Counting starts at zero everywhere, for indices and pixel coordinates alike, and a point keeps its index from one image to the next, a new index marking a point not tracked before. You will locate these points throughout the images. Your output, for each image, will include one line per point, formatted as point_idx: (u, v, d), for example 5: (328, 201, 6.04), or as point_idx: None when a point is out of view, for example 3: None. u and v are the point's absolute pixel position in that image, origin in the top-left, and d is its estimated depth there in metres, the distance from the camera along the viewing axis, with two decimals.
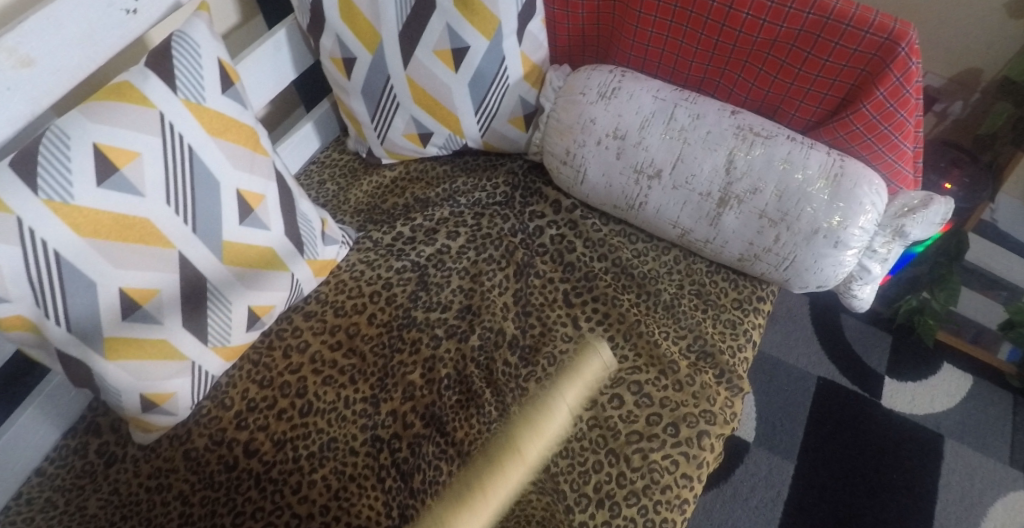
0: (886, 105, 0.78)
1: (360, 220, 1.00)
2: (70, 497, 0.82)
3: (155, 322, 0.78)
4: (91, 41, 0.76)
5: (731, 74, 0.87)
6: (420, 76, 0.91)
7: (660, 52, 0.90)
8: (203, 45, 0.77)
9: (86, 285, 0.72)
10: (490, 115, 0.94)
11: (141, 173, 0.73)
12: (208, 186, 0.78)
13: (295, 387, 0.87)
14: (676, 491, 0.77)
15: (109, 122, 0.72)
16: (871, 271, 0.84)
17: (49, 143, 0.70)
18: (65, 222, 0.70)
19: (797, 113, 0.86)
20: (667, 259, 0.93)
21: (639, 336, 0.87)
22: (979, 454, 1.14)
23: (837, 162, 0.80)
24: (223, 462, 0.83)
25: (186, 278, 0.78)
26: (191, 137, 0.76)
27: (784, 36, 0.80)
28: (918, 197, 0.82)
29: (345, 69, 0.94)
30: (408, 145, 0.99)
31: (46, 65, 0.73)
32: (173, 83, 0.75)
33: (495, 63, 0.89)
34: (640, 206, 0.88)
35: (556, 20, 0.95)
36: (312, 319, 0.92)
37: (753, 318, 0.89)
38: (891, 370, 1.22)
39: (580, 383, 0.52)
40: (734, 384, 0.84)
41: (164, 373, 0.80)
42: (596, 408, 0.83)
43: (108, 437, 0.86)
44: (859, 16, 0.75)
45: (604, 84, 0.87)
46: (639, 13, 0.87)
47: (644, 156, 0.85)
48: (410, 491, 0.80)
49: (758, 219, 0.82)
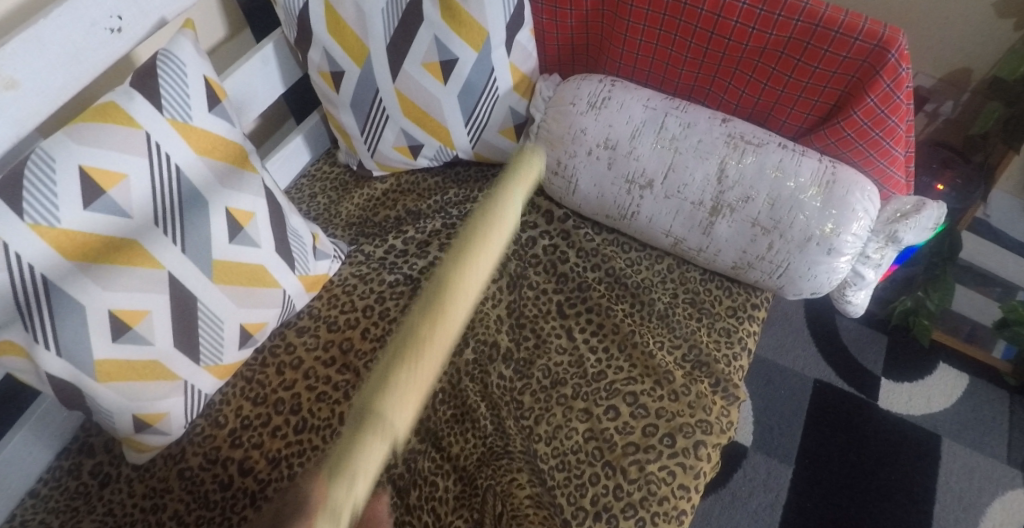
0: (877, 112, 0.78)
1: (352, 233, 1.00)
2: (64, 519, 0.82)
3: (146, 343, 0.77)
4: (76, 61, 0.75)
5: (721, 82, 0.86)
6: (409, 89, 0.90)
7: (649, 61, 0.89)
8: (188, 64, 0.77)
9: (74, 307, 0.72)
10: (481, 126, 0.94)
11: (128, 194, 0.73)
12: (197, 206, 0.77)
13: (289, 404, 0.86)
14: (673, 503, 0.77)
15: (95, 144, 0.71)
16: (864, 276, 0.84)
17: (34, 166, 0.69)
18: (52, 246, 0.69)
19: (788, 120, 0.86)
20: (661, 268, 0.93)
21: (633, 346, 0.87)
22: (977, 454, 1.14)
23: (828, 170, 0.80)
24: (218, 481, 0.82)
25: (176, 298, 0.77)
26: (178, 156, 0.76)
27: (773, 43, 0.79)
28: (912, 202, 0.82)
29: (334, 83, 0.93)
30: (398, 157, 0.99)
31: (31, 86, 0.72)
32: (159, 103, 0.74)
33: (484, 75, 0.89)
34: (633, 216, 0.88)
35: (545, 29, 0.94)
36: (305, 334, 0.91)
37: (748, 325, 0.89)
38: (887, 371, 1.21)
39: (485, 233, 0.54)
40: (729, 393, 0.84)
41: (157, 394, 0.79)
42: (592, 420, 0.83)
43: (102, 458, 0.86)
44: (847, 23, 0.75)
45: (594, 94, 0.87)
46: (628, 21, 0.86)
47: (635, 166, 0.84)
48: (406, 508, 0.79)
49: (751, 227, 0.81)
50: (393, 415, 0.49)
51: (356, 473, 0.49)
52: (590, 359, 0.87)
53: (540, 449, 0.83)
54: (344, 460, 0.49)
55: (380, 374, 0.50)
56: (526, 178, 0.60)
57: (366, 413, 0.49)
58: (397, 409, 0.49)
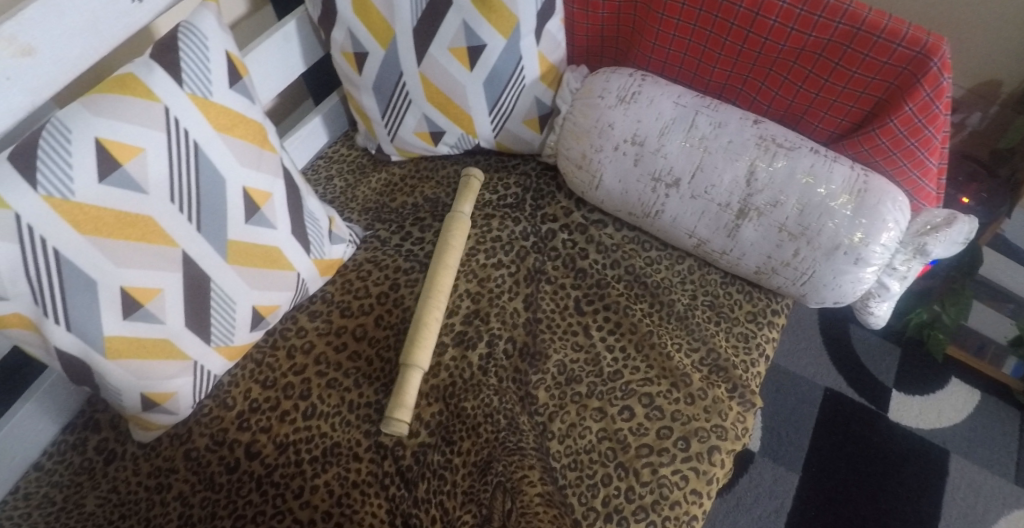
0: (914, 121, 0.76)
1: (368, 217, 0.98)
2: (68, 494, 0.81)
3: (157, 322, 0.75)
4: (95, 29, 0.73)
5: (754, 82, 0.84)
6: (434, 73, 0.88)
7: (681, 57, 0.87)
8: (210, 37, 0.74)
9: (86, 283, 0.70)
10: (505, 115, 0.92)
11: (145, 168, 0.70)
12: (214, 183, 0.75)
13: (298, 389, 0.85)
14: (685, 507, 0.76)
15: (112, 115, 0.69)
16: (889, 288, 0.82)
17: (49, 136, 0.67)
18: (65, 219, 0.67)
19: (821, 124, 0.84)
20: (681, 268, 0.91)
21: (651, 347, 0.85)
22: (984, 470, 1.13)
23: (860, 177, 0.78)
24: (224, 463, 0.81)
25: (189, 276, 0.76)
26: (197, 132, 0.73)
27: (812, 45, 0.77)
28: (942, 215, 0.80)
29: (357, 64, 0.91)
30: (419, 142, 0.97)
31: (48, 53, 0.70)
32: (179, 77, 0.72)
33: (511, 62, 0.87)
34: (657, 214, 0.86)
35: (575, 19, 0.92)
36: (317, 319, 0.90)
37: (767, 331, 0.87)
38: (899, 383, 1.20)
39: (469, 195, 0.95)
40: (746, 400, 0.82)
41: (165, 373, 0.78)
42: (606, 420, 0.81)
43: (107, 434, 0.85)
44: (891, 28, 0.73)
45: (624, 87, 0.85)
46: (662, 15, 0.84)
47: (663, 164, 0.83)
48: (414, 500, 0.79)
49: (778, 232, 0.80)
50: (422, 361, 0.83)
51: (407, 405, 0.81)
52: (606, 358, 0.85)
53: (553, 447, 0.82)
54: (401, 399, 0.81)
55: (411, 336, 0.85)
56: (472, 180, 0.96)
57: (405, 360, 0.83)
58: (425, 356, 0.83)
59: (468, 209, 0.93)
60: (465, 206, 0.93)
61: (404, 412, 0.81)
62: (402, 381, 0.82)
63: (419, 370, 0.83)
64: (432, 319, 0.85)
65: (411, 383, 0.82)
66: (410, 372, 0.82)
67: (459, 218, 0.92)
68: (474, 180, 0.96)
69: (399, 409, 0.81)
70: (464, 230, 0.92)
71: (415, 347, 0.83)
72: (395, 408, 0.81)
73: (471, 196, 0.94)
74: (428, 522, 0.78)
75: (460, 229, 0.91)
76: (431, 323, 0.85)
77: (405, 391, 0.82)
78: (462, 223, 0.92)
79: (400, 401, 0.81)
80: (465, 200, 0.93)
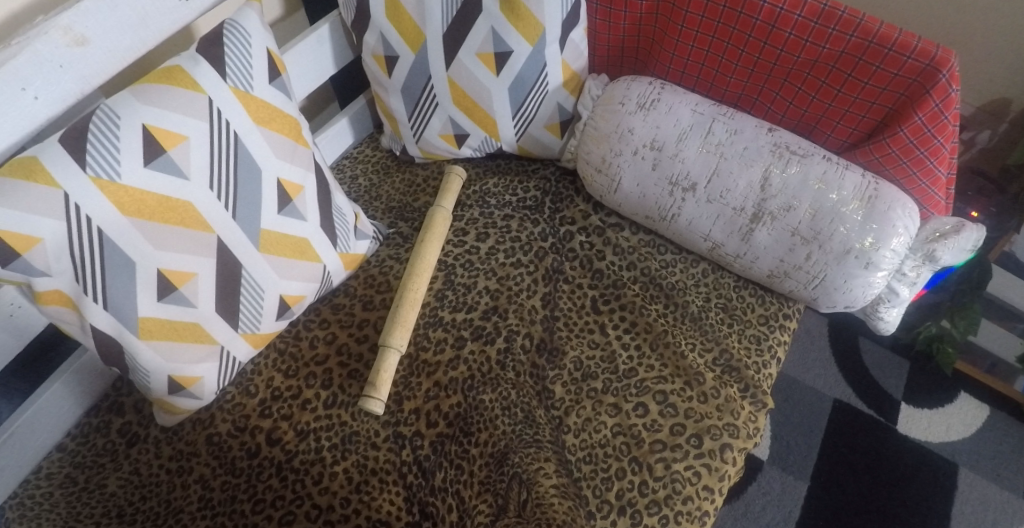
0: (924, 130, 0.79)
1: (391, 216, 1.02)
2: (89, 475, 0.83)
3: (189, 305, 0.78)
4: (144, 24, 0.77)
5: (769, 93, 0.88)
6: (461, 77, 0.92)
7: (699, 67, 0.91)
8: (254, 35, 0.78)
9: (125, 264, 0.73)
10: (527, 120, 0.96)
11: (187, 155, 0.74)
12: (250, 172, 0.78)
13: (321, 378, 0.87)
14: (697, 503, 0.78)
15: (159, 104, 0.72)
16: (899, 294, 0.84)
17: (99, 122, 0.70)
18: (110, 200, 0.70)
19: (833, 134, 0.88)
20: (695, 272, 0.94)
21: (666, 346, 0.87)
22: (993, 485, 1.14)
23: (871, 185, 0.81)
24: (245, 449, 0.83)
25: (223, 262, 0.79)
26: (237, 123, 0.77)
27: (825, 57, 0.81)
28: (950, 223, 0.83)
29: (386, 67, 0.95)
30: (443, 145, 1.01)
31: (99, 44, 0.73)
32: (223, 71, 0.76)
33: (536, 69, 0.91)
34: (673, 218, 0.89)
35: (597, 30, 0.96)
36: (340, 312, 0.92)
37: (780, 334, 0.89)
38: (909, 396, 1.22)
39: (448, 189, 0.99)
40: (758, 400, 0.84)
41: (193, 356, 0.80)
42: (621, 416, 0.83)
43: (131, 417, 0.87)
44: (901, 41, 0.76)
45: (644, 95, 0.89)
46: (681, 27, 0.88)
47: (680, 168, 0.86)
48: (431, 488, 0.81)
49: (791, 237, 0.82)
50: (399, 341, 0.85)
51: (382, 383, 0.83)
52: (622, 356, 0.88)
53: (568, 440, 0.83)
54: (377, 380, 0.83)
55: (391, 322, 0.87)
56: (455, 174, 1.00)
57: (383, 344, 0.85)
58: (401, 338, 0.86)
59: (449, 205, 0.98)
60: (446, 201, 0.97)
61: (379, 391, 0.83)
62: (379, 363, 0.84)
63: (395, 352, 0.85)
64: (415, 301, 0.88)
65: (388, 364, 0.84)
66: (387, 354, 0.85)
67: (440, 214, 0.96)
68: (456, 176, 1.00)
69: (375, 388, 0.83)
70: (445, 222, 0.96)
71: (392, 329, 0.86)
72: (370, 388, 0.83)
73: (452, 194, 0.99)
74: (444, 511, 0.79)
75: (440, 222, 0.95)
76: (411, 306, 0.88)
77: (380, 372, 0.84)
78: (443, 217, 0.95)
79: (378, 383, 0.83)
80: (446, 195, 0.98)
